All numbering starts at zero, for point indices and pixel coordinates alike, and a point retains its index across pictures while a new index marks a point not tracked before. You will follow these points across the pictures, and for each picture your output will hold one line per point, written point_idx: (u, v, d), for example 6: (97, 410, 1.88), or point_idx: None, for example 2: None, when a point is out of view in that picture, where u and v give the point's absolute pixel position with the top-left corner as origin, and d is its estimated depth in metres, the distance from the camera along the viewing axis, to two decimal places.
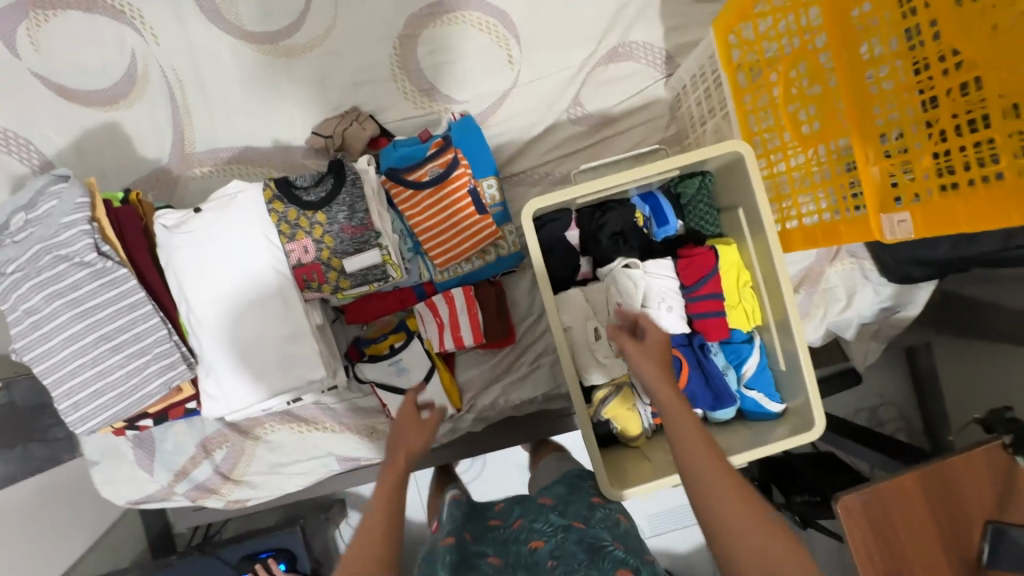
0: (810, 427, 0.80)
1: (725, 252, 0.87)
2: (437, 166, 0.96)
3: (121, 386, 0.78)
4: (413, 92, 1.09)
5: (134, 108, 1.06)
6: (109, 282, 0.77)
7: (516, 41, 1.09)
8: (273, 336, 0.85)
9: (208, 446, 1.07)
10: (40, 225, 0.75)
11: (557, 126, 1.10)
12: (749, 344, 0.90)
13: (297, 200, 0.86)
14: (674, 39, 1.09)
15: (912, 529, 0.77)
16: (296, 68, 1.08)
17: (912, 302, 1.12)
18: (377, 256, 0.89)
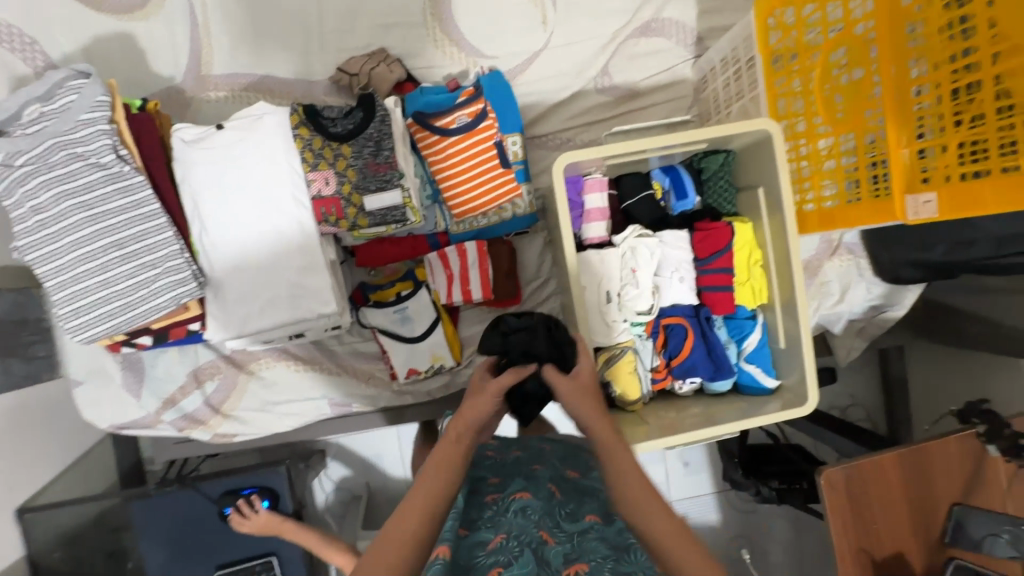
0: (803, 402, 0.85)
1: (741, 230, 0.89)
2: (465, 115, 0.95)
3: (128, 297, 0.76)
4: (443, 41, 1.08)
5: (151, 20, 1.02)
6: (125, 188, 0.74)
7: (552, 2, 1.09)
8: (286, 266, 0.83)
9: (200, 376, 1.05)
10: (56, 120, 0.72)
11: (583, 94, 1.10)
12: (752, 321, 0.92)
13: (323, 129, 0.84)
14: (707, 21, 1.10)
15: (884, 504, 0.83)
16: (325, 1, 1.05)
17: (898, 303, 1.18)
18: (398, 197, 0.88)
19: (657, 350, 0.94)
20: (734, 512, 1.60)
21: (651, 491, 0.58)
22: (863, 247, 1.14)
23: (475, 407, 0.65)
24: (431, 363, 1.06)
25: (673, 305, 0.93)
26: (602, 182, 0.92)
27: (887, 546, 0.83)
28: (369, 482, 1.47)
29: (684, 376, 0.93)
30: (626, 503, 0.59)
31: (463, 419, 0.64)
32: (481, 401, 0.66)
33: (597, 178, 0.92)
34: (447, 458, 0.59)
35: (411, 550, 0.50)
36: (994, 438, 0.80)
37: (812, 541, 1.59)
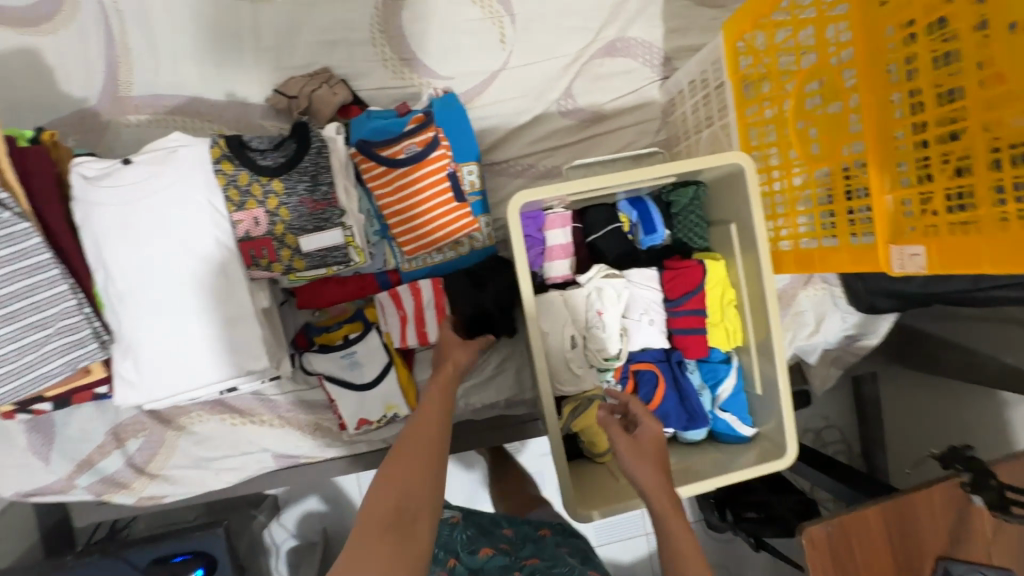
0: (783, 454, 0.78)
1: (713, 268, 0.82)
2: (416, 144, 0.87)
3: (11, 365, 0.65)
4: (393, 60, 0.99)
5: (59, 35, 0.90)
6: (5, 238, 0.63)
7: (510, 19, 1.01)
8: (206, 317, 0.74)
9: (121, 435, 0.93)
10: None
11: (546, 117, 1.03)
12: (726, 365, 0.86)
13: (250, 163, 0.75)
14: (674, 41, 1.05)
15: (867, 562, 0.77)
16: (260, 15, 0.96)
17: (873, 332, 1.14)
18: (339, 237, 0.79)
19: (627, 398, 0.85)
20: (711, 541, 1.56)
21: (699, 561, 0.57)
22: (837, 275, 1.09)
23: (458, 353, 0.80)
24: (384, 413, 0.97)
25: (644, 349, 0.86)
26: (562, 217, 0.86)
27: None
28: (325, 528, 1.36)
29: None
30: (669, 558, 0.58)
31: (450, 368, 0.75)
32: (467, 346, 0.83)
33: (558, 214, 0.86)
34: (440, 399, 0.68)
35: (422, 477, 0.57)
36: (980, 489, 0.75)
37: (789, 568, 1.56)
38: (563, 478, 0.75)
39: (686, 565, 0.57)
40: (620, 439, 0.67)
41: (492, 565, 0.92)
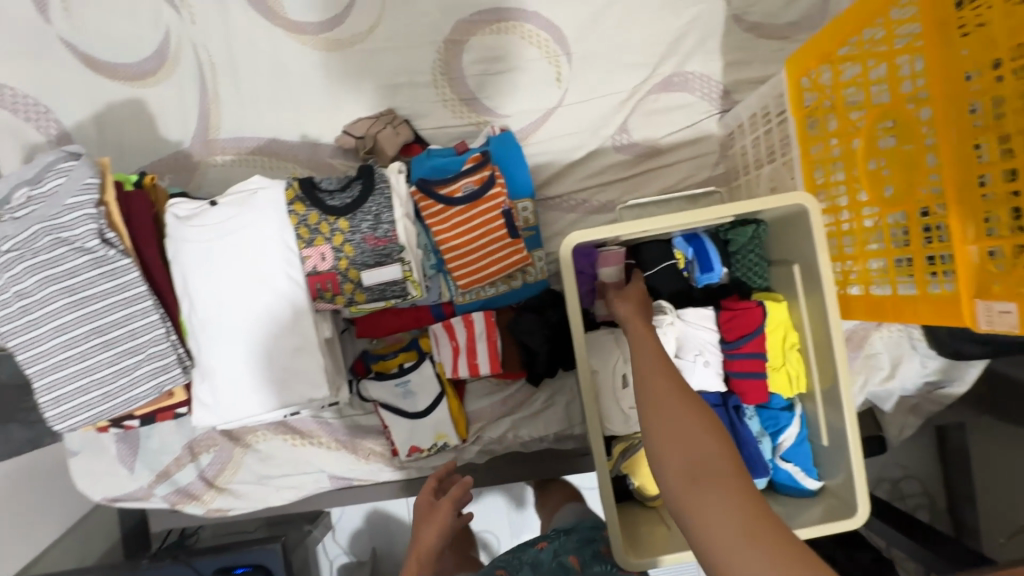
0: (852, 513, 0.73)
1: (773, 310, 0.79)
2: (472, 182, 0.90)
3: (109, 386, 0.72)
4: (453, 100, 1.03)
5: (162, 86, 1.01)
6: (109, 272, 0.70)
7: (566, 58, 1.04)
8: (276, 346, 0.78)
9: (195, 449, 1.00)
10: (42, 204, 0.69)
11: (600, 152, 1.04)
12: (788, 412, 0.82)
13: (320, 204, 0.80)
14: (733, 74, 1.03)
15: None
16: (333, 63, 1.03)
17: (958, 378, 1.04)
18: (398, 272, 0.83)
19: None
20: None
21: (662, 369, 0.59)
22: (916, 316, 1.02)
23: (429, 531, 0.74)
24: (434, 441, 0.99)
25: (700, 391, 0.82)
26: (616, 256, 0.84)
27: None
28: (374, 548, 1.38)
29: None
30: (636, 377, 0.60)
31: (419, 549, 0.72)
32: (434, 520, 0.75)
33: (614, 252, 0.85)
34: None
35: None
36: None
37: None
38: (611, 523, 0.73)
39: (654, 374, 0.59)
40: (610, 293, 0.76)
41: None
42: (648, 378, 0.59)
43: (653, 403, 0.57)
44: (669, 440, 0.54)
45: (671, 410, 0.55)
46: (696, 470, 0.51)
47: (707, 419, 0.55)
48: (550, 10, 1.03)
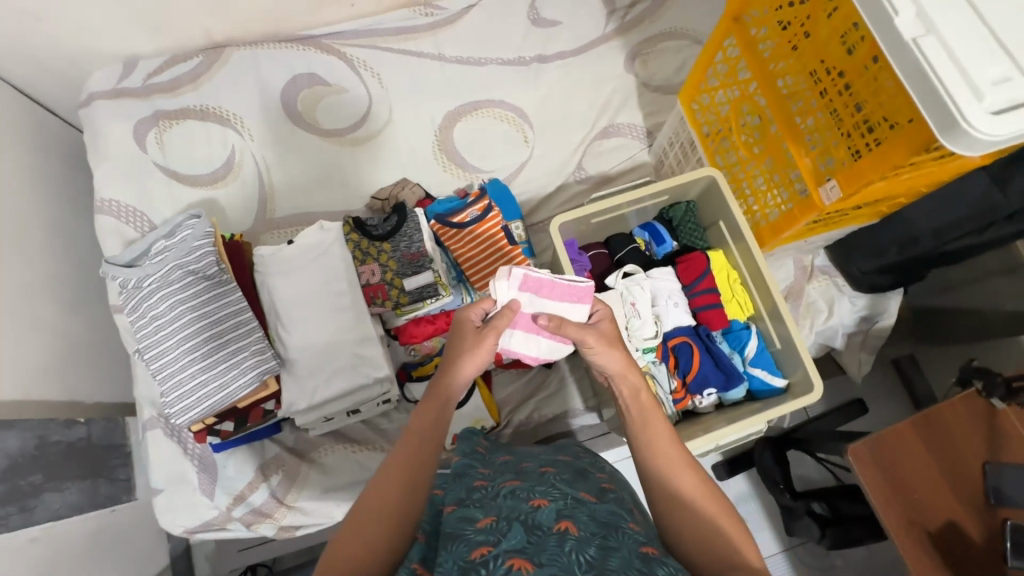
0: (811, 388, 0.94)
1: (714, 256, 1.06)
2: (476, 210, 1.19)
3: (223, 378, 0.92)
4: (451, 165, 1.38)
5: (230, 186, 1.33)
6: (222, 293, 0.94)
7: (530, 126, 1.41)
8: (346, 339, 1.00)
9: (267, 470, 1.15)
10: (175, 248, 0.95)
11: (566, 185, 1.37)
12: (747, 330, 1.05)
13: (368, 233, 1.08)
14: (651, 120, 1.42)
15: (916, 471, 0.87)
16: (358, 153, 1.38)
17: (885, 311, 1.29)
18: (431, 277, 1.08)
19: (671, 372, 1.05)
20: (807, 568, 1.53)
21: (663, 435, 0.72)
22: (833, 266, 1.30)
23: (471, 364, 0.80)
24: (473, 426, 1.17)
25: (675, 326, 1.05)
26: (542, 283, 0.87)
27: (937, 517, 0.86)
28: None
29: (701, 389, 1.03)
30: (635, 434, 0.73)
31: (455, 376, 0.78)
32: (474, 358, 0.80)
33: (535, 276, 0.87)
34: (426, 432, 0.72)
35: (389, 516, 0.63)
36: (992, 389, 0.87)
37: None
38: None
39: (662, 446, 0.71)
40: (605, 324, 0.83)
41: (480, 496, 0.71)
42: (664, 451, 0.70)
43: (675, 488, 0.67)
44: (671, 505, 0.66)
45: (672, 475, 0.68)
46: (712, 550, 0.62)
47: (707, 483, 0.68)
48: (512, 96, 1.43)
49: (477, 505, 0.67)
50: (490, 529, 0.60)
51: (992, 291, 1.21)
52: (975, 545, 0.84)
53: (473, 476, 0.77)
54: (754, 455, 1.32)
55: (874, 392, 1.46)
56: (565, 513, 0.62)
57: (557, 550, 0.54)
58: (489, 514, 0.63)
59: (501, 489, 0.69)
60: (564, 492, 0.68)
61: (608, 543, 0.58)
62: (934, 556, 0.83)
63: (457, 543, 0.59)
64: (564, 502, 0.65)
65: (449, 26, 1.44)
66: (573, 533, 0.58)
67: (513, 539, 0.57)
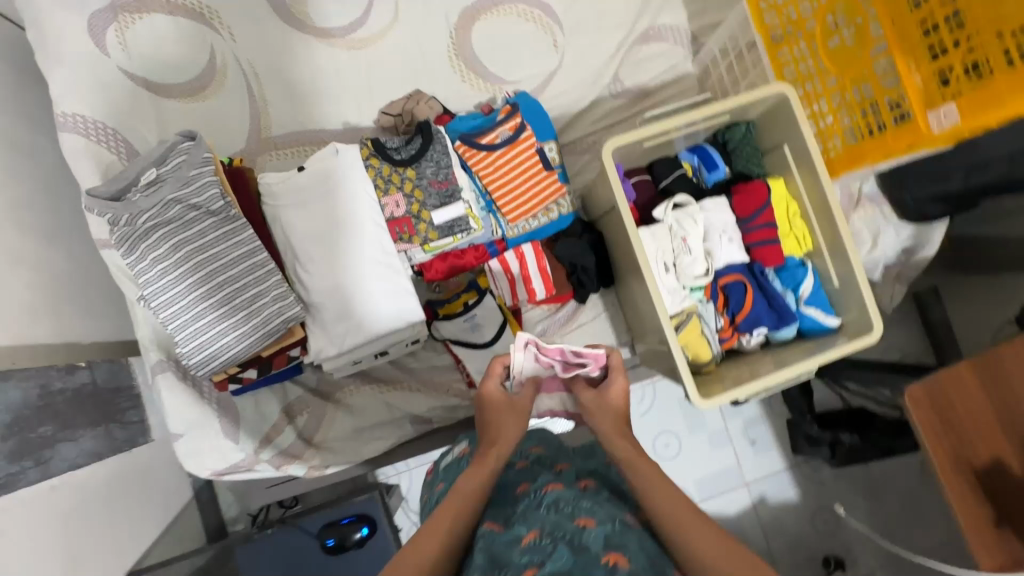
0: (870, 329, 0.89)
1: (775, 186, 0.97)
2: (507, 129, 1.05)
3: (244, 327, 0.83)
4: (469, 75, 1.20)
5: (213, 98, 1.15)
6: (233, 230, 0.82)
7: (559, 28, 1.22)
8: (375, 280, 0.91)
9: (291, 412, 1.11)
10: (171, 178, 0.81)
11: (600, 100, 1.22)
12: (803, 268, 0.98)
13: (390, 158, 0.94)
14: (697, 22, 1.24)
15: (969, 412, 0.87)
16: (362, 58, 1.19)
17: (928, 242, 1.24)
18: (462, 208, 0.98)
19: (719, 311, 1.00)
20: (810, 483, 1.62)
21: (672, 494, 0.61)
22: (883, 194, 1.22)
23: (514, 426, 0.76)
24: None
25: (727, 265, 0.99)
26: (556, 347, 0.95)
27: (985, 454, 0.86)
28: None
29: (750, 329, 0.99)
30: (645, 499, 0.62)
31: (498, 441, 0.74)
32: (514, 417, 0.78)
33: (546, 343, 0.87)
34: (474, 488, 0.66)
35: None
36: None
37: (893, 501, 1.59)
38: (684, 376, 0.89)
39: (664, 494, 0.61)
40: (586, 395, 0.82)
41: (529, 506, 0.66)
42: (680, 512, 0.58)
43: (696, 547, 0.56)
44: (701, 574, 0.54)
45: (692, 533, 0.57)
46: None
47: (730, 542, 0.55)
48: None
49: (520, 522, 0.63)
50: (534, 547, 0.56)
51: None
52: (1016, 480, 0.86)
53: (516, 484, 0.73)
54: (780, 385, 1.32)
55: (895, 321, 1.45)
56: (614, 541, 0.56)
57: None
58: (532, 529, 0.60)
59: (544, 497, 0.66)
60: (612, 512, 0.63)
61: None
62: (976, 491, 0.85)
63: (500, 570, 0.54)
64: (613, 526, 0.59)
65: None
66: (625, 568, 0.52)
67: (559, 561, 0.52)
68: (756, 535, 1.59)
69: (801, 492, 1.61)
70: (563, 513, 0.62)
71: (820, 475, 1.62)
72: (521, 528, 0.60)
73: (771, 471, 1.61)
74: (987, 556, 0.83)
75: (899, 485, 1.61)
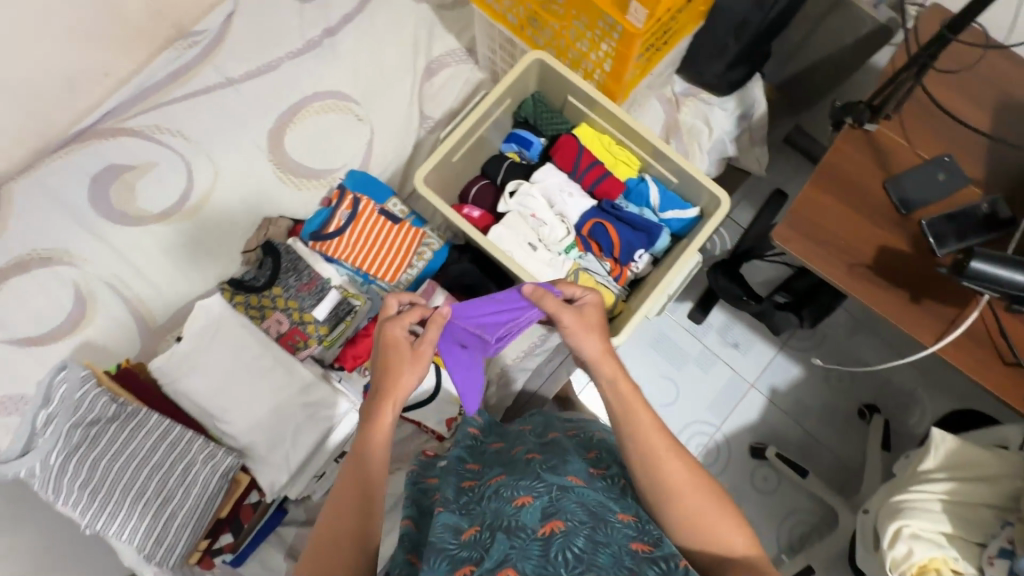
0: (719, 200, 0.98)
1: (581, 131, 1.06)
2: (345, 209, 1.12)
3: (189, 500, 0.86)
4: (303, 182, 1.30)
5: (95, 320, 1.20)
6: (138, 422, 0.87)
7: (356, 103, 1.32)
8: (289, 396, 0.96)
9: (296, 552, 1.10)
10: (62, 409, 0.86)
11: (421, 141, 1.33)
12: (644, 182, 1.05)
13: (253, 288, 1.03)
14: (466, 37, 1.36)
15: (837, 221, 0.93)
16: (206, 217, 1.27)
17: (755, 101, 1.32)
18: (337, 293, 1.04)
19: (599, 257, 1.05)
20: (804, 353, 1.62)
21: (656, 427, 0.70)
22: (693, 85, 1.31)
23: (409, 374, 0.76)
24: (459, 403, 1.14)
25: (580, 215, 1.06)
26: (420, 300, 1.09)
27: (871, 249, 0.92)
28: None
29: (632, 255, 1.04)
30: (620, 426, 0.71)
31: (397, 386, 0.75)
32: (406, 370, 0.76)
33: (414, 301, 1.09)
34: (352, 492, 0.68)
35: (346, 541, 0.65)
36: (858, 117, 0.92)
37: (884, 326, 1.60)
38: None
39: (651, 435, 0.69)
40: (567, 318, 0.79)
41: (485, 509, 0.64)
42: (651, 444, 0.68)
43: (701, 518, 0.64)
44: (685, 529, 0.65)
45: (677, 487, 0.66)
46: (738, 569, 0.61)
47: (731, 528, 0.65)
48: (323, 84, 1.32)
49: (463, 512, 0.66)
50: (474, 542, 0.59)
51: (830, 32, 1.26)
52: (908, 255, 0.91)
53: (462, 478, 0.76)
54: (711, 284, 1.39)
55: (781, 175, 1.52)
56: (551, 508, 0.61)
57: (543, 556, 0.54)
58: (473, 523, 0.62)
59: (487, 489, 0.68)
60: (551, 482, 0.66)
61: (634, 565, 0.56)
62: (881, 283, 0.91)
63: (442, 558, 0.58)
64: (550, 494, 0.63)
65: (220, 48, 1.32)
66: (559, 530, 0.56)
67: (497, 549, 0.56)
68: (788, 424, 1.59)
69: (801, 366, 1.62)
70: (503, 501, 0.63)
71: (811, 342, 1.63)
72: (462, 521, 0.63)
73: (765, 360, 1.62)
74: (924, 332, 0.89)
75: None
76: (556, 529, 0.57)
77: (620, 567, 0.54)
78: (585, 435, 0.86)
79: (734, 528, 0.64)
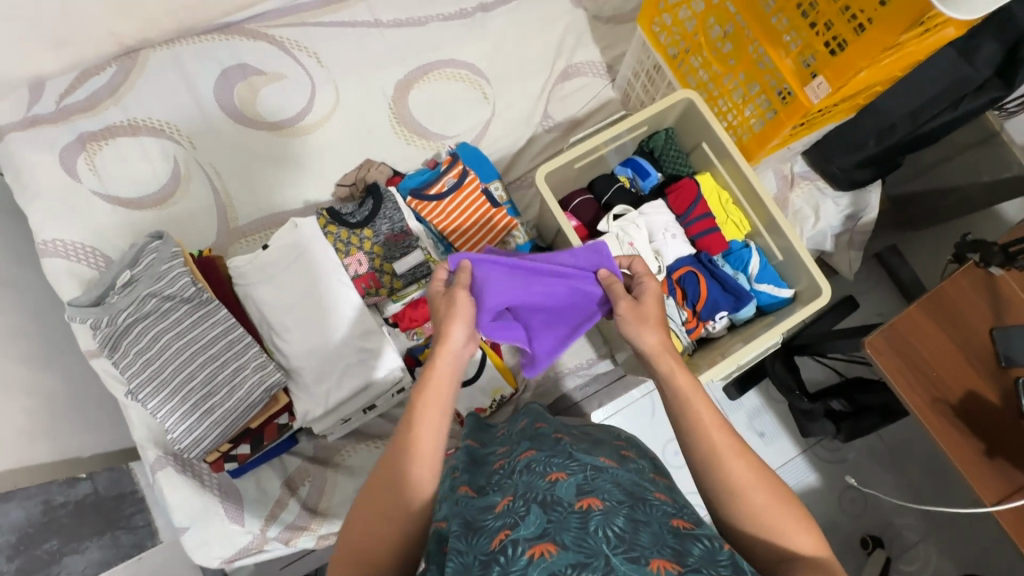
0: (820, 292, 0.96)
1: (703, 179, 1.06)
2: (451, 177, 1.11)
3: (230, 402, 0.88)
4: (413, 137, 1.32)
5: (182, 202, 1.23)
6: (208, 312, 0.90)
7: (486, 81, 1.34)
8: (347, 336, 0.97)
9: (293, 483, 1.09)
10: (145, 276, 0.89)
11: (535, 137, 1.34)
12: (747, 249, 1.05)
13: (346, 223, 1.04)
14: (609, 54, 1.38)
15: (931, 351, 0.91)
16: (311, 140, 1.30)
17: (868, 205, 1.30)
18: (421, 255, 1.05)
19: (681, 304, 1.04)
20: (826, 465, 1.57)
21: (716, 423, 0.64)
22: (813, 170, 1.30)
23: (457, 326, 0.73)
24: (493, 397, 1.14)
25: (676, 258, 1.05)
26: None
27: (958, 389, 0.90)
28: None
29: (713, 313, 1.03)
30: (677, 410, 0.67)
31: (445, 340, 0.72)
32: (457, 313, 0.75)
33: None
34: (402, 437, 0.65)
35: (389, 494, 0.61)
36: (989, 258, 0.89)
37: (915, 467, 1.54)
38: None
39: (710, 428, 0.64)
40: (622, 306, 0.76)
41: (516, 484, 0.63)
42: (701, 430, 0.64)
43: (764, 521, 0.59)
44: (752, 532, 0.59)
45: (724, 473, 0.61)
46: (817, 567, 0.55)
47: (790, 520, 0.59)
48: (461, 52, 1.34)
49: (495, 490, 0.65)
50: (507, 511, 0.58)
51: (966, 164, 1.24)
52: (994, 407, 0.88)
53: (492, 460, 0.75)
54: (765, 367, 1.37)
55: (865, 285, 1.49)
56: (587, 487, 0.59)
57: (583, 531, 0.52)
58: (506, 495, 0.62)
59: (518, 464, 0.68)
60: (583, 461, 0.65)
61: (676, 541, 0.52)
62: (959, 426, 0.89)
63: (478, 533, 0.56)
64: (584, 473, 0.62)
65: None
66: (597, 506, 0.55)
67: (532, 523, 0.54)
68: None
69: (819, 477, 1.55)
70: (535, 475, 0.63)
71: (838, 457, 1.57)
72: (495, 497, 0.63)
73: (787, 459, 1.56)
74: (987, 489, 0.86)
75: (919, 449, 1.56)
76: (595, 505, 0.56)
77: (660, 543, 0.51)
78: (606, 431, 0.84)
79: (788, 520, 0.59)
